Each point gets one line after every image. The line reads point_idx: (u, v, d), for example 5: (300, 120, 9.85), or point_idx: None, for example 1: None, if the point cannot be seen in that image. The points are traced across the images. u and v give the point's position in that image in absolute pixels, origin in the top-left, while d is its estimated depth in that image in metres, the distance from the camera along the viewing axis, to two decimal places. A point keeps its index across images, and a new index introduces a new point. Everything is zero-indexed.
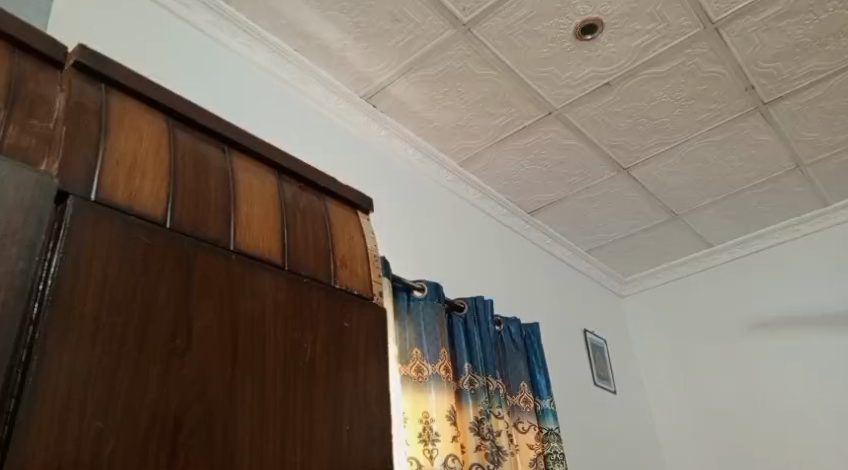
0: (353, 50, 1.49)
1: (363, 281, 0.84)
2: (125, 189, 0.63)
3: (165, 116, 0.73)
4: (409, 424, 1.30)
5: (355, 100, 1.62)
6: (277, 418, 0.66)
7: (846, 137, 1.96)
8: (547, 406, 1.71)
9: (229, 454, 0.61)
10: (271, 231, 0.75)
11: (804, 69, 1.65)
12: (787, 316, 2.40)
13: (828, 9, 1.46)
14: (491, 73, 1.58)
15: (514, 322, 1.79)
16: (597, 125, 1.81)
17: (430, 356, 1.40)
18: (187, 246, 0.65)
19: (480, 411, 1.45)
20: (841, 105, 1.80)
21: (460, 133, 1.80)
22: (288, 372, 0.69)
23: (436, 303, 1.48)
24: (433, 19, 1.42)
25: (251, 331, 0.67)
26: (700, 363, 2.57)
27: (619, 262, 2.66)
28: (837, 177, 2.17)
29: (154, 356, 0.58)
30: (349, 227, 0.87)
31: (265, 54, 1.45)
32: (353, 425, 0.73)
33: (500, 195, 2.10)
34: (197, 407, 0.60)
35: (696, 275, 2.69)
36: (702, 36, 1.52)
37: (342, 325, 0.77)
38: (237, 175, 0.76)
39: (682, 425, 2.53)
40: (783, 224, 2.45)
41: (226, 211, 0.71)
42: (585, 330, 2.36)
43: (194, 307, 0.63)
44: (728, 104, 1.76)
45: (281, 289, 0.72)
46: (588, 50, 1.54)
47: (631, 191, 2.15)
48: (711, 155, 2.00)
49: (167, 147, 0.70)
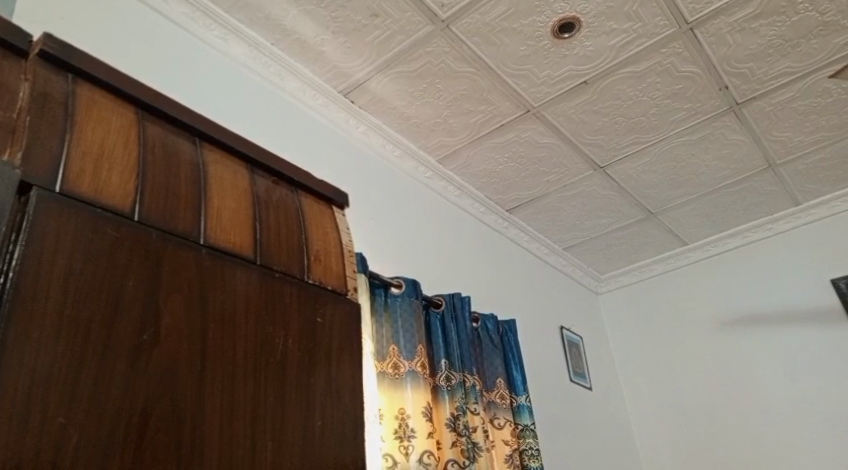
0: (330, 45, 1.48)
1: (338, 276, 0.84)
2: (92, 181, 0.62)
3: (134, 107, 0.72)
4: (385, 420, 1.30)
5: (333, 95, 1.61)
6: (247, 413, 0.65)
7: (816, 138, 2.00)
8: (523, 402, 1.71)
9: (197, 452, 0.60)
10: (244, 226, 0.74)
11: (776, 70, 1.68)
12: (759, 314, 2.44)
13: (799, 10, 1.48)
14: (469, 70, 1.59)
15: (491, 319, 1.79)
16: (575, 124, 1.82)
17: (406, 353, 1.40)
18: (155, 239, 0.64)
19: (456, 408, 1.45)
20: (812, 106, 1.83)
21: (439, 130, 1.80)
22: (259, 368, 0.68)
23: (413, 299, 1.48)
24: (412, 15, 1.41)
25: (221, 326, 0.66)
26: (674, 360, 2.60)
27: (596, 260, 2.69)
28: (807, 176, 2.21)
29: (121, 351, 0.57)
30: (324, 222, 0.86)
31: (242, 48, 1.43)
32: (326, 420, 0.72)
33: (479, 193, 2.11)
34: (165, 403, 0.59)
35: (671, 273, 2.73)
36: (677, 36, 1.54)
37: (315, 321, 0.76)
38: (208, 168, 0.75)
39: (657, 422, 2.56)
40: (756, 223, 2.50)
41: (196, 205, 0.70)
42: (562, 327, 2.38)
43: (163, 301, 0.62)
44: (703, 104, 1.78)
45: (253, 285, 0.71)
46: (566, 48, 1.54)
47: (607, 189, 2.17)
48: (686, 155, 2.02)
49: (137, 139, 0.69)
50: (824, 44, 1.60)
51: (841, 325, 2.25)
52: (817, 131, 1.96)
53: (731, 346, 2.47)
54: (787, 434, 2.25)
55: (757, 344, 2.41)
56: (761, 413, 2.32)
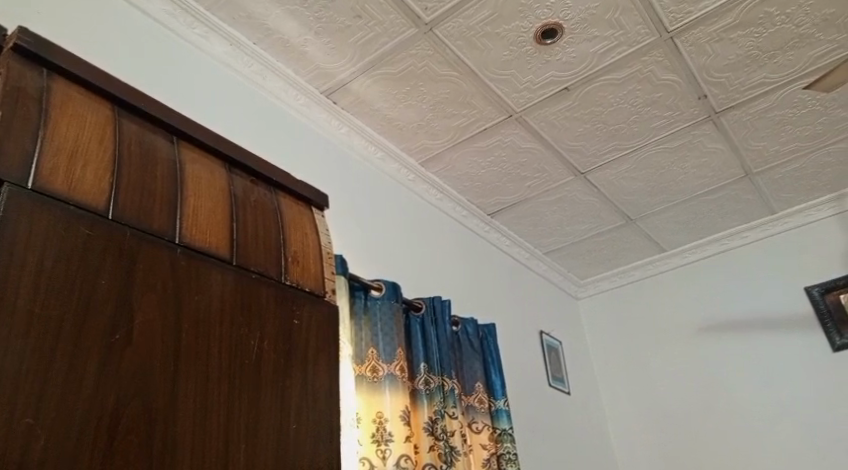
0: (313, 45, 1.47)
1: (315, 278, 0.83)
2: (66, 177, 0.61)
3: (111, 103, 0.71)
4: (363, 424, 1.30)
5: (314, 96, 1.61)
6: (221, 415, 0.64)
7: (792, 148, 2.03)
8: (502, 406, 1.71)
9: (169, 453, 0.59)
10: (220, 225, 0.73)
11: (753, 80, 1.70)
12: (735, 320, 2.48)
13: (776, 22, 1.51)
14: (452, 74, 1.59)
15: (471, 322, 1.79)
16: (556, 130, 1.83)
17: (385, 356, 1.39)
18: (130, 238, 0.63)
19: (434, 411, 1.44)
20: (788, 116, 1.87)
21: (421, 133, 1.80)
22: (234, 369, 0.67)
23: (393, 302, 1.48)
24: (395, 18, 1.41)
25: (196, 327, 0.65)
26: (652, 365, 2.62)
27: (576, 265, 2.70)
28: (783, 185, 2.25)
29: (92, 350, 0.56)
30: (302, 222, 0.86)
31: (223, 46, 1.42)
32: (300, 423, 0.72)
33: (460, 196, 2.11)
34: (137, 404, 0.58)
35: (650, 278, 2.75)
36: (658, 45, 1.56)
37: (292, 322, 0.76)
38: (185, 167, 0.74)
39: (634, 426, 2.57)
40: (733, 231, 2.53)
41: (172, 203, 0.69)
42: (541, 331, 2.39)
43: (137, 301, 0.61)
44: (682, 112, 1.81)
45: (228, 286, 0.70)
46: (548, 54, 1.55)
47: (588, 195, 2.19)
48: (666, 162, 2.04)
49: (112, 136, 0.68)
50: (800, 56, 1.63)
51: (814, 332, 2.29)
52: (793, 141, 2.00)
53: (707, 352, 2.50)
54: (760, 438, 2.28)
55: (732, 350, 2.45)
56: (735, 418, 2.36)
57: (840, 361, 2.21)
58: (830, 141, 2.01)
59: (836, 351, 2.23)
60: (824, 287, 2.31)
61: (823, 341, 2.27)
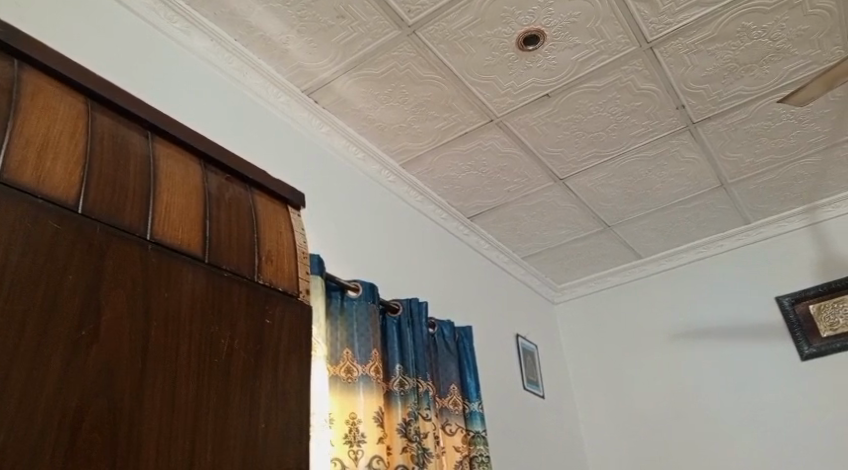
0: (295, 44, 1.47)
1: (289, 278, 0.83)
2: (34, 170, 0.60)
3: (83, 97, 0.71)
4: (335, 424, 1.29)
5: (295, 94, 1.60)
6: (188, 414, 0.64)
7: (766, 160, 2.07)
8: (476, 408, 1.72)
9: (133, 452, 0.58)
10: (192, 222, 0.73)
11: (730, 92, 1.73)
12: (708, 327, 2.52)
13: (753, 36, 1.54)
14: (434, 77, 1.59)
15: (448, 324, 1.80)
16: (536, 135, 1.84)
17: (360, 357, 1.39)
18: (100, 233, 0.62)
19: (408, 413, 1.44)
20: (763, 128, 1.90)
21: (403, 134, 1.80)
22: (203, 368, 0.67)
23: (370, 303, 1.47)
24: (378, 19, 1.41)
25: (165, 325, 0.65)
26: (626, 369, 2.65)
27: (553, 269, 2.72)
28: (758, 196, 2.29)
29: (58, 346, 0.56)
30: (277, 222, 0.86)
31: (203, 42, 1.41)
32: (269, 424, 0.71)
33: (440, 199, 2.11)
34: (102, 400, 0.57)
35: (627, 285, 2.78)
36: (637, 54, 1.58)
37: (263, 322, 0.75)
38: (158, 163, 0.74)
39: (607, 430, 2.59)
40: (708, 239, 2.57)
41: (144, 199, 0.69)
42: (517, 334, 2.40)
43: (105, 297, 0.61)
44: (660, 121, 1.83)
45: (199, 283, 0.70)
46: (530, 60, 1.56)
47: (566, 201, 2.20)
48: (643, 170, 2.07)
49: (84, 130, 0.68)
50: (775, 70, 1.66)
51: (784, 341, 2.34)
52: (767, 154, 2.04)
53: (680, 359, 2.53)
54: (729, 443, 2.32)
55: (705, 358, 2.48)
56: (706, 424, 2.39)
57: (808, 370, 2.26)
58: (803, 154, 2.06)
59: (804, 361, 2.28)
60: (794, 297, 2.35)
61: (793, 350, 2.31)
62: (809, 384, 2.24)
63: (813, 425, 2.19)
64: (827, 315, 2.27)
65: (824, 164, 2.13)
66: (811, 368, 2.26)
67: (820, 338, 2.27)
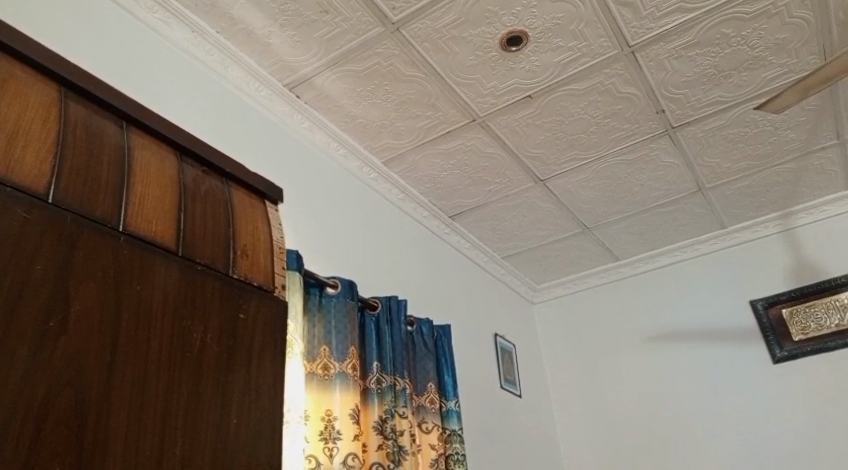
0: (278, 38, 1.46)
1: (265, 273, 0.82)
2: (4, 159, 0.59)
3: (57, 85, 0.69)
4: (310, 421, 1.29)
5: (277, 88, 1.59)
6: (158, 408, 0.63)
7: (744, 165, 2.10)
8: (453, 406, 1.72)
9: (100, 447, 0.57)
10: (166, 214, 0.72)
11: (709, 98, 1.75)
12: (684, 330, 2.55)
13: (732, 43, 1.56)
14: (417, 75, 1.59)
15: (426, 322, 1.80)
16: (518, 136, 1.85)
17: (337, 354, 1.39)
18: (71, 223, 0.62)
19: (384, 411, 1.44)
20: (741, 134, 1.93)
21: (385, 132, 1.79)
22: (174, 361, 0.66)
23: (348, 300, 1.47)
24: (362, 15, 1.41)
25: (136, 318, 0.64)
26: (602, 370, 2.67)
27: (533, 270, 2.73)
28: (734, 201, 2.32)
29: (25, 337, 0.55)
30: (254, 217, 0.85)
31: (184, 33, 1.39)
32: (241, 419, 0.71)
33: (422, 197, 2.11)
34: (69, 393, 0.57)
35: (605, 286, 2.80)
36: (619, 58, 1.59)
37: (237, 316, 0.75)
38: (133, 154, 0.73)
39: (582, 430, 2.61)
40: (686, 243, 2.60)
41: (117, 190, 0.68)
42: (496, 333, 2.41)
43: (74, 289, 0.60)
44: (641, 125, 1.85)
45: (172, 276, 0.69)
46: (513, 61, 1.57)
47: (546, 202, 2.22)
48: (623, 173, 2.09)
49: (57, 119, 0.67)
50: (753, 77, 1.69)
51: (757, 345, 2.37)
52: (744, 159, 2.06)
53: (655, 361, 2.56)
54: (702, 445, 2.36)
55: (679, 359, 2.52)
56: (679, 424, 2.43)
57: (779, 373, 2.30)
58: (779, 161, 2.09)
59: (775, 363, 2.31)
60: (767, 301, 2.39)
61: (765, 353, 2.35)
62: (780, 387, 2.28)
63: (783, 427, 2.23)
64: (799, 319, 2.31)
65: (800, 171, 2.16)
66: (783, 371, 2.30)
67: (792, 341, 2.31)
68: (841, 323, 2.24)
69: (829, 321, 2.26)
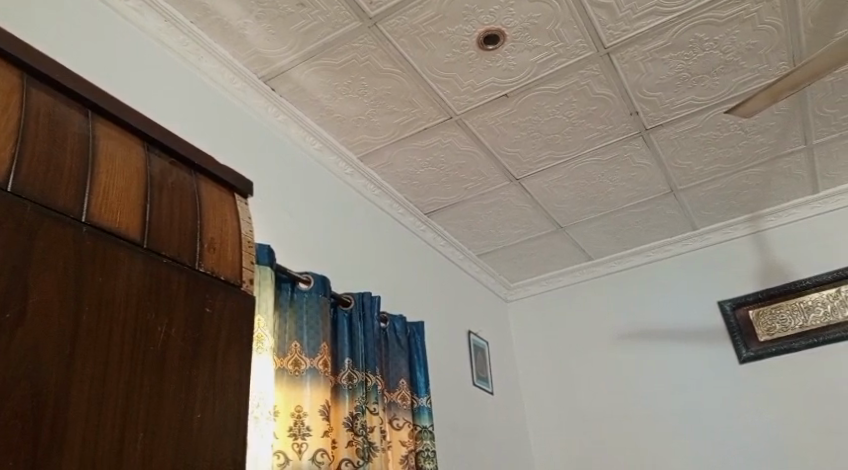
0: (253, 30, 1.44)
1: (233, 266, 0.81)
2: None
3: (19, 71, 0.68)
4: (280, 417, 1.27)
5: (252, 80, 1.57)
6: (119, 401, 0.62)
7: (714, 168, 2.13)
8: (424, 403, 1.71)
9: (57, 440, 0.56)
10: (131, 205, 0.71)
11: (682, 101, 1.78)
12: (654, 329, 2.59)
13: (705, 47, 1.58)
14: (395, 71, 1.59)
15: (399, 319, 1.80)
16: (494, 135, 1.86)
17: (309, 350, 1.38)
18: (31, 213, 0.60)
19: (355, 407, 1.43)
20: (712, 137, 1.96)
21: (361, 127, 1.78)
22: (137, 355, 0.65)
23: (321, 296, 1.46)
24: (340, 9, 1.40)
25: (98, 310, 0.63)
26: (574, 368, 2.70)
27: (506, 268, 2.75)
28: (705, 203, 2.36)
29: None
30: (222, 209, 0.84)
31: (156, 22, 1.37)
32: (205, 413, 0.70)
33: (397, 193, 2.11)
34: (25, 385, 0.56)
35: (578, 285, 2.82)
36: (594, 59, 1.60)
37: (203, 310, 0.74)
38: (98, 143, 0.72)
39: (553, 427, 2.64)
40: (657, 244, 2.64)
41: (80, 180, 0.67)
42: (469, 331, 2.42)
43: (33, 280, 0.58)
44: (615, 126, 1.87)
45: (136, 268, 0.68)
46: (490, 60, 1.57)
47: (522, 200, 2.23)
48: (596, 174, 2.11)
49: (17, 105, 0.65)
50: (725, 82, 1.71)
51: (724, 345, 2.42)
52: (715, 162, 2.10)
53: (626, 359, 2.60)
54: (670, 443, 2.40)
55: (649, 358, 2.55)
56: (648, 423, 2.47)
57: (745, 372, 2.35)
58: (748, 165, 2.13)
59: (742, 363, 2.36)
60: (735, 302, 2.44)
61: (733, 353, 2.39)
62: (746, 386, 2.33)
63: (749, 425, 2.28)
64: (766, 320, 2.36)
65: (768, 175, 2.21)
66: (749, 370, 2.34)
67: (758, 342, 2.35)
68: (805, 324, 2.29)
69: (794, 322, 2.31)
